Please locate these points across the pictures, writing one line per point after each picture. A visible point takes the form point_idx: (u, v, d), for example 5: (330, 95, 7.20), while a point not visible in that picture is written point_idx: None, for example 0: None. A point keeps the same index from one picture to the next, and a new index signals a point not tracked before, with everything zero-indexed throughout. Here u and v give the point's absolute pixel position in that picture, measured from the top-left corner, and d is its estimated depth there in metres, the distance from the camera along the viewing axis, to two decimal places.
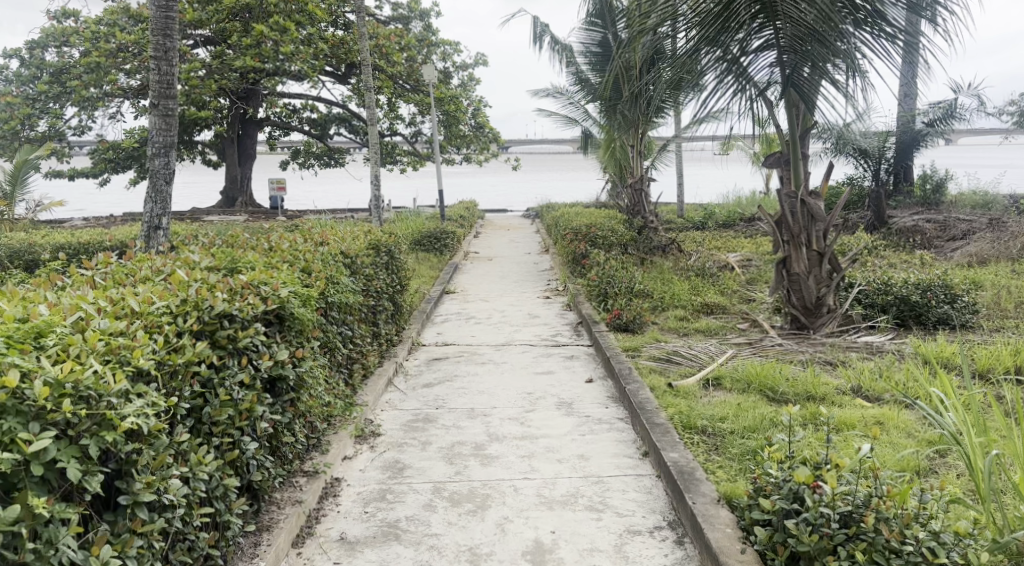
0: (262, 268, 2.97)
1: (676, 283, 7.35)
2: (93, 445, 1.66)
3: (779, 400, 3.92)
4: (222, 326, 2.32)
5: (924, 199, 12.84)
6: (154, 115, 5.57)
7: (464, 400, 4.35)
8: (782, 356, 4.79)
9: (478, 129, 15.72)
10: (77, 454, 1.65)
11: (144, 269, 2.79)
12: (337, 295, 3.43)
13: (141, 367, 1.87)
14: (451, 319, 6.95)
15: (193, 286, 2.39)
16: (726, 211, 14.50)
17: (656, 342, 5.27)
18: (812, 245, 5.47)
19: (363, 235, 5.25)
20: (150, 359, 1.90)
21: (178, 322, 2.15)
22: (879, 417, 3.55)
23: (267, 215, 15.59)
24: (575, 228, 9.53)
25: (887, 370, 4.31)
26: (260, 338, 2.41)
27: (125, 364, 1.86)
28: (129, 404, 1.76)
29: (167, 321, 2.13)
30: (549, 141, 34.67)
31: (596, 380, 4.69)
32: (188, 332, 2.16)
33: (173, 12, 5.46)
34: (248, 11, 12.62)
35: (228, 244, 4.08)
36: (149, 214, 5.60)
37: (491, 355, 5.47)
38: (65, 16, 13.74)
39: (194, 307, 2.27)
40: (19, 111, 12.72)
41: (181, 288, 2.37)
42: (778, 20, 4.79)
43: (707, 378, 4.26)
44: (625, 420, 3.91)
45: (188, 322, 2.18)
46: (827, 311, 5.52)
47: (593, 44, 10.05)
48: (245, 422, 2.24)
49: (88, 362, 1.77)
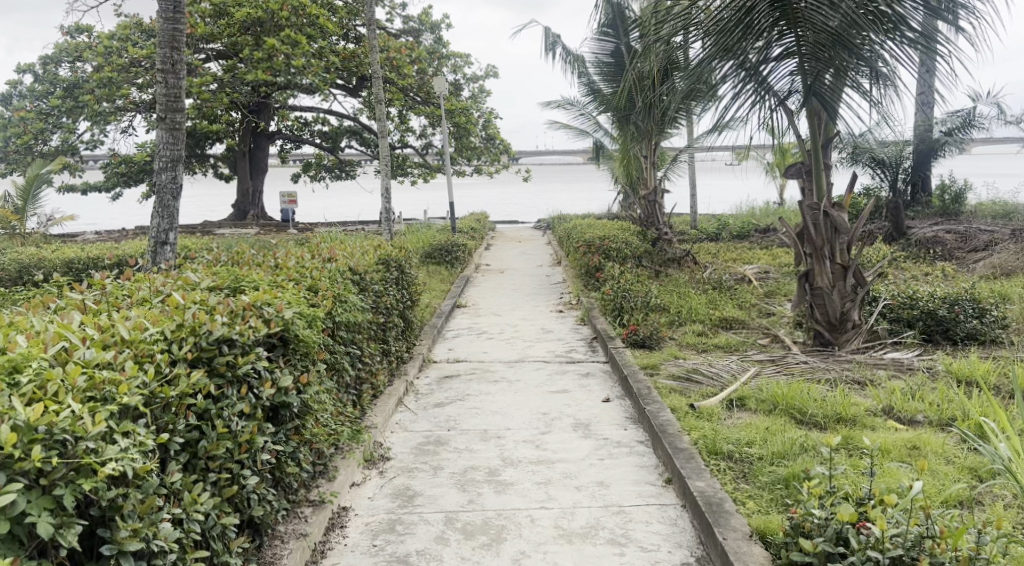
0: (266, 287, 2.83)
1: (692, 296, 7.18)
2: (68, 495, 1.53)
3: (807, 423, 3.74)
4: (221, 351, 2.18)
5: (943, 209, 12.59)
6: (161, 128, 5.48)
7: (476, 421, 4.19)
8: (807, 375, 4.60)
9: (489, 141, 15.64)
10: (50, 504, 1.51)
11: (142, 290, 2.67)
12: (345, 314, 3.30)
13: (126, 403, 1.74)
14: (462, 334, 6.80)
15: (190, 309, 2.26)
16: (740, 222, 14.31)
17: (675, 359, 5.10)
18: (836, 258, 5.31)
19: (373, 250, 5.12)
20: (136, 394, 1.76)
21: (172, 352, 2.02)
22: (914, 441, 3.37)
23: (278, 228, 15.53)
24: (588, 240, 9.36)
25: (919, 390, 4.13)
26: (263, 364, 2.26)
27: (110, 401, 1.73)
28: (110, 446, 1.62)
29: (160, 350, 2.00)
30: (560, 152, 34.63)
31: (613, 399, 4.52)
32: (182, 361, 2.03)
33: (182, 25, 5.38)
34: (259, 25, 12.61)
35: (234, 262, 3.96)
36: (156, 229, 5.50)
37: (504, 372, 5.32)
38: (79, 31, 13.81)
39: (190, 332, 2.13)
40: (32, 126, 12.77)
41: (177, 312, 2.23)
42: (800, 28, 4.65)
43: (730, 398, 4.09)
44: (645, 443, 3.74)
45: (181, 349, 2.05)
46: (852, 326, 5.33)
47: (605, 54, 9.93)
48: (245, 455, 2.11)
49: (65, 401, 1.63)
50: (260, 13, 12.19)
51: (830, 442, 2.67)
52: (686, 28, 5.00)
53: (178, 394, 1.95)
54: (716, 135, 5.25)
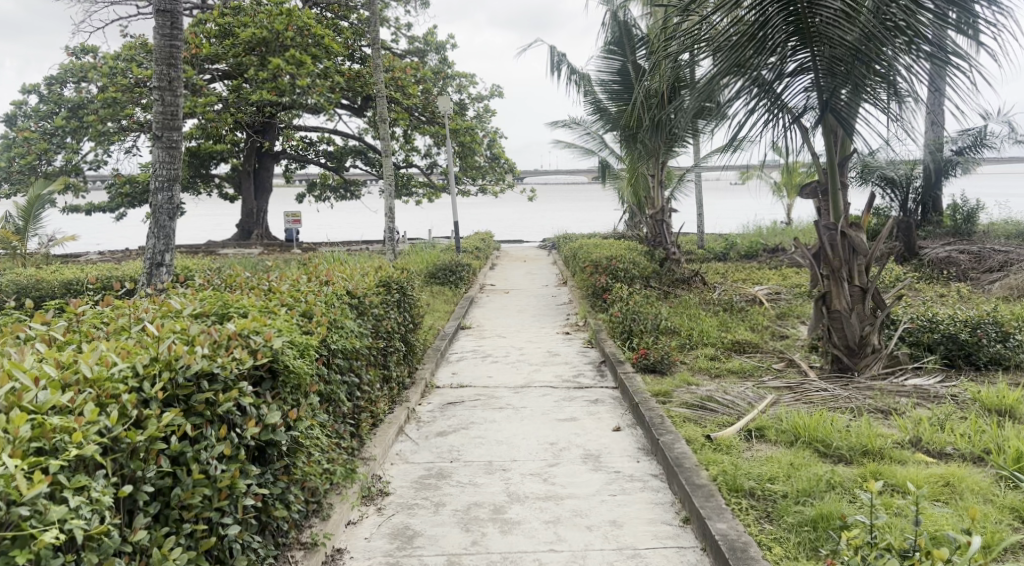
0: (256, 314, 2.65)
1: (703, 318, 6.96)
2: None
3: (831, 456, 3.53)
4: (199, 388, 2.02)
5: (955, 229, 12.40)
6: (157, 147, 5.33)
7: (480, 451, 3.98)
8: (827, 403, 4.39)
9: (494, 160, 15.52)
10: None
11: (123, 318, 2.50)
12: (341, 341, 3.11)
13: (80, 455, 1.59)
14: (466, 357, 6.60)
15: (167, 340, 2.09)
16: (748, 241, 14.11)
17: (688, 385, 4.88)
18: (854, 280, 5.11)
19: (373, 271, 4.94)
20: (94, 444, 1.61)
21: (142, 390, 1.85)
22: (948, 477, 3.16)
23: (282, 247, 15.40)
24: (596, 260, 9.17)
25: (948, 421, 3.91)
26: (246, 399, 2.09)
27: (61, 453, 1.59)
28: (54, 508, 1.49)
29: (129, 389, 1.84)
30: (566, 171, 34.52)
31: (624, 429, 4.31)
32: (155, 400, 1.86)
33: (179, 41, 5.27)
34: (264, 45, 12.56)
35: (227, 286, 3.78)
36: (152, 250, 5.35)
37: (509, 398, 5.10)
38: (84, 51, 13.81)
39: (165, 366, 1.97)
40: (36, 146, 12.72)
41: (152, 343, 2.06)
42: (815, 43, 4.50)
43: (748, 428, 3.88)
44: (659, 478, 3.52)
45: (153, 386, 1.88)
46: (871, 351, 5.12)
47: (611, 72, 9.73)
48: (224, 502, 1.95)
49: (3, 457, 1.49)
50: (265, 33, 12.14)
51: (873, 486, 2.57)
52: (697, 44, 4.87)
53: (147, 439, 1.80)
54: (726, 154, 5.10)
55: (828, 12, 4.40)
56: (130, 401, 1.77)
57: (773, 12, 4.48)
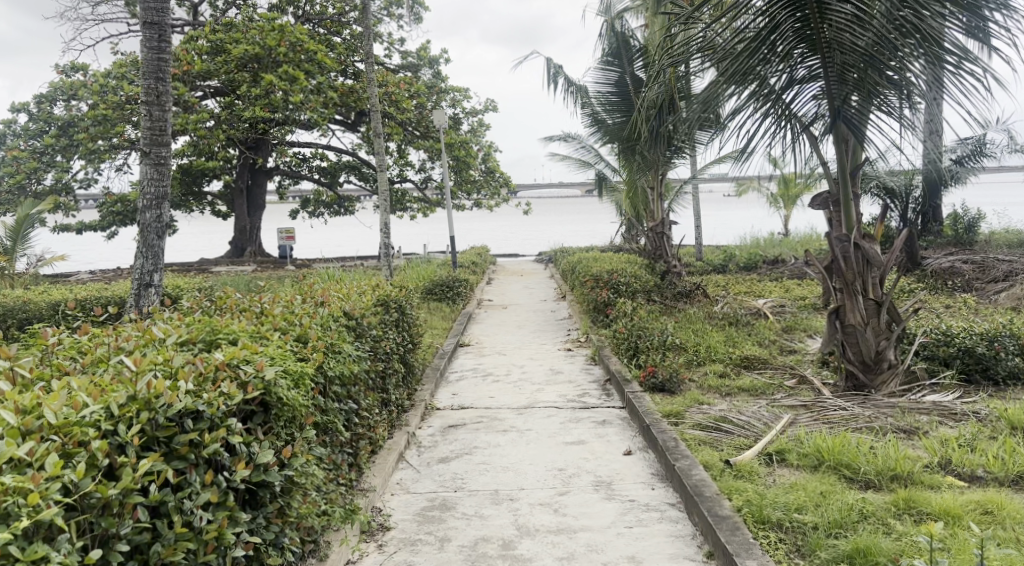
0: (246, 341, 2.45)
1: (709, 333, 6.78)
2: None
3: (858, 481, 3.36)
4: (182, 427, 1.84)
5: (956, 238, 12.30)
6: (145, 163, 5.15)
7: (485, 480, 3.78)
8: (846, 423, 4.20)
9: (490, 174, 15.36)
10: None
11: (101, 348, 2.31)
12: (337, 367, 2.91)
13: (39, 519, 1.43)
14: (466, 376, 6.38)
15: (147, 374, 1.91)
16: (747, 253, 13.97)
17: (699, 405, 4.68)
18: (868, 293, 4.94)
19: (370, 290, 4.75)
20: (53, 508, 1.44)
21: (115, 436, 1.68)
22: (986, 504, 3.00)
23: (276, 264, 15.16)
24: (596, 274, 8.99)
25: (977, 442, 3.75)
26: (236, 440, 1.90)
27: (18, 517, 1.42)
28: None
29: (99, 434, 1.67)
30: (560, 184, 34.34)
31: (635, 452, 4.11)
32: (129, 448, 1.68)
33: (167, 54, 5.09)
34: (257, 61, 12.42)
35: (216, 309, 3.58)
36: (140, 270, 5.14)
37: (514, 420, 4.90)
38: (74, 70, 13.64)
39: (142, 406, 1.78)
40: (25, 165, 12.54)
41: (130, 379, 1.88)
42: (825, 49, 4.35)
43: (768, 451, 3.69)
44: (678, 507, 3.34)
45: (126, 430, 1.70)
46: (888, 366, 4.95)
47: (608, 84, 9.55)
48: (211, 557, 1.77)
49: None
50: (258, 49, 12.00)
51: (924, 528, 2.55)
52: (704, 52, 4.71)
53: (119, 495, 1.62)
54: (732, 164, 4.96)
55: (839, 17, 4.20)
56: (101, 449, 1.61)
57: (784, 17, 4.29)
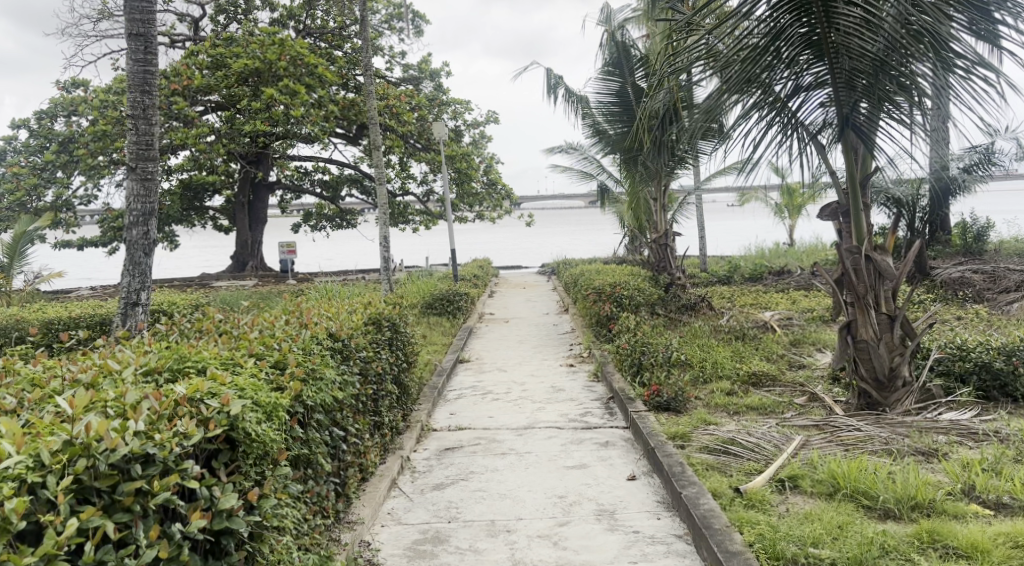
0: (214, 372, 2.30)
1: (716, 348, 6.56)
2: None
3: (877, 510, 3.17)
4: (125, 475, 1.74)
5: (964, 248, 12.11)
6: (132, 179, 4.98)
7: (482, 509, 3.58)
8: (861, 446, 3.99)
9: (491, 186, 15.20)
10: None
11: (53, 383, 2.18)
12: (319, 395, 2.76)
13: None
14: (465, 395, 6.18)
15: (87, 418, 1.81)
16: (753, 263, 13.77)
17: (706, 425, 4.47)
18: (880, 307, 4.73)
19: (362, 308, 4.57)
20: None
21: (42, 491, 1.60)
22: (1016, 536, 2.80)
23: (277, 279, 15.01)
24: (598, 287, 8.80)
25: (1001, 466, 3.55)
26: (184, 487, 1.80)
27: None
28: None
29: (21, 490, 1.58)
30: (562, 195, 34.21)
31: (639, 477, 3.90)
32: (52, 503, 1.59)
33: (153, 67, 4.94)
34: (258, 75, 12.33)
35: (195, 331, 3.42)
36: (126, 289, 4.96)
37: (512, 442, 4.69)
38: (74, 85, 13.57)
39: (78, 453, 1.69)
40: (25, 182, 12.43)
41: (68, 423, 1.78)
42: (834, 55, 4.16)
43: (779, 477, 3.49)
44: (685, 539, 3.14)
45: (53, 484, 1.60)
46: (902, 384, 4.75)
47: (609, 94, 9.37)
48: None
49: None
50: (258, 63, 11.90)
51: None
52: (705, 60, 4.54)
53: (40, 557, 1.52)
54: (735, 175, 4.79)
55: (847, 20, 4.03)
56: (17, 510, 1.51)
57: (788, 22, 4.11)
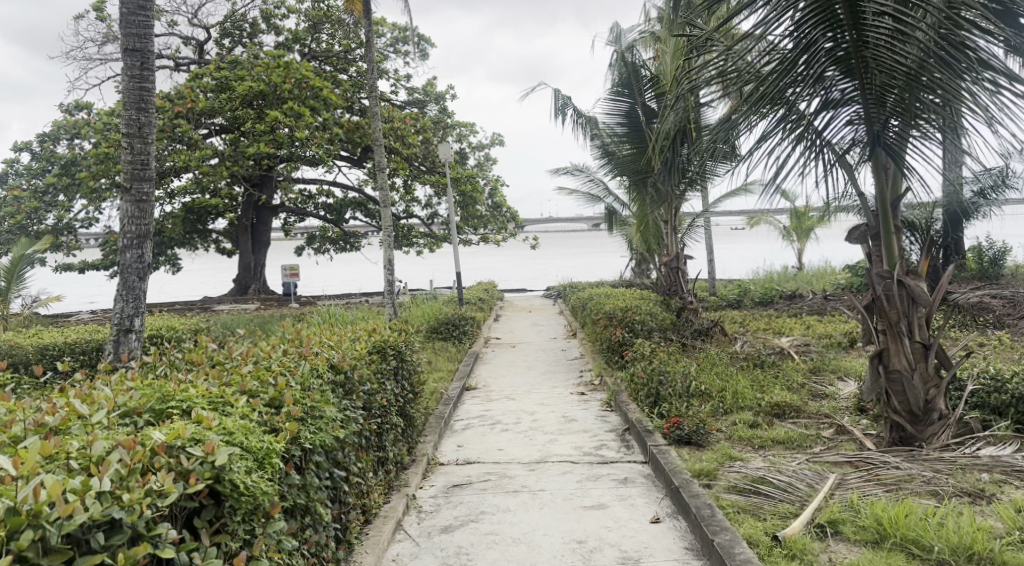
0: (196, 416, 2.11)
1: (735, 377, 6.28)
2: None
3: (929, 561, 2.89)
4: (82, 547, 1.63)
5: (980, 272, 11.85)
6: (125, 200, 4.75)
7: (495, 555, 3.31)
8: (903, 486, 3.71)
9: (496, 209, 15.00)
10: None
11: (16, 427, 1.99)
12: (319, 435, 2.53)
13: None
14: (473, 425, 5.89)
15: (43, 478, 1.68)
16: (763, 287, 13.51)
17: (732, 462, 4.18)
18: (914, 334, 4.44)
19: (365, 336, 4.31)
20: None
21: None
22: None
23: (279, 303, 14.77)
24: (609, 311, 8.55)
25: None
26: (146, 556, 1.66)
27: None
28: None
29: None
30: (567, 220, 34.01)
31: (664, 520, 3.63)
32: None
33: (149, 83, 4.74)
34: (263, 98, 12.23)
35: (185, 361, 3.19)
36: (119, 314, 4.71)
37: (525, 478, 4.40)
38: (77, 108, 13.44)
39: (25, 521, 1.57)
40: (26, 205, 12.26)
41: (17, 487, 1.64)
42: (865, 69, 3.88)
43: (818, 521, 3.21)
44: None
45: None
46: (938, 417, 4.48)
47: (618, 116, 9.16)
48: None
49: None
50: (262, 86, 11.77)
51: None
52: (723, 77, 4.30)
53: None
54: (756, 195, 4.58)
55: (878, 33, 3.74)
56: None
57: (816, 36, 3.82)
